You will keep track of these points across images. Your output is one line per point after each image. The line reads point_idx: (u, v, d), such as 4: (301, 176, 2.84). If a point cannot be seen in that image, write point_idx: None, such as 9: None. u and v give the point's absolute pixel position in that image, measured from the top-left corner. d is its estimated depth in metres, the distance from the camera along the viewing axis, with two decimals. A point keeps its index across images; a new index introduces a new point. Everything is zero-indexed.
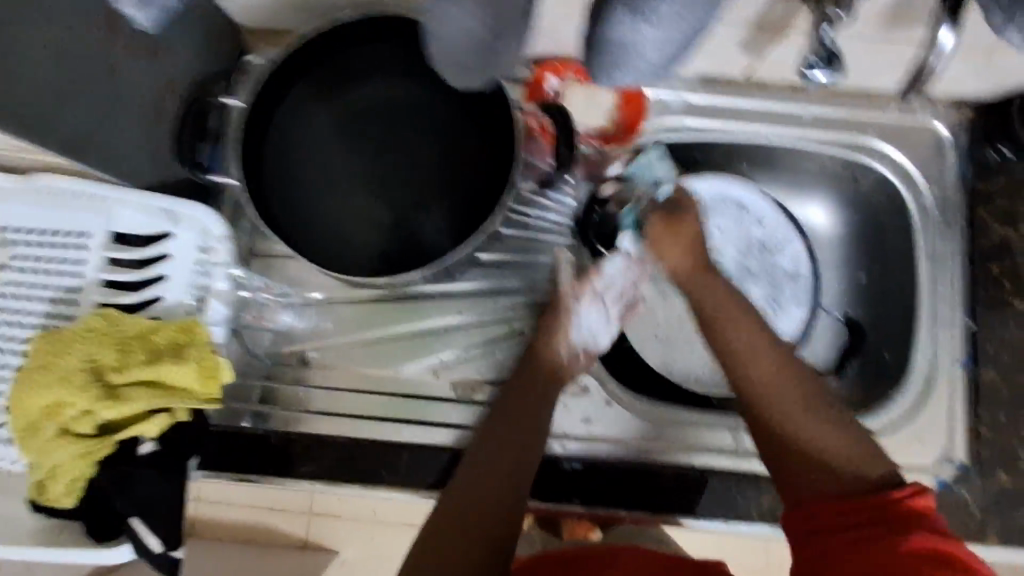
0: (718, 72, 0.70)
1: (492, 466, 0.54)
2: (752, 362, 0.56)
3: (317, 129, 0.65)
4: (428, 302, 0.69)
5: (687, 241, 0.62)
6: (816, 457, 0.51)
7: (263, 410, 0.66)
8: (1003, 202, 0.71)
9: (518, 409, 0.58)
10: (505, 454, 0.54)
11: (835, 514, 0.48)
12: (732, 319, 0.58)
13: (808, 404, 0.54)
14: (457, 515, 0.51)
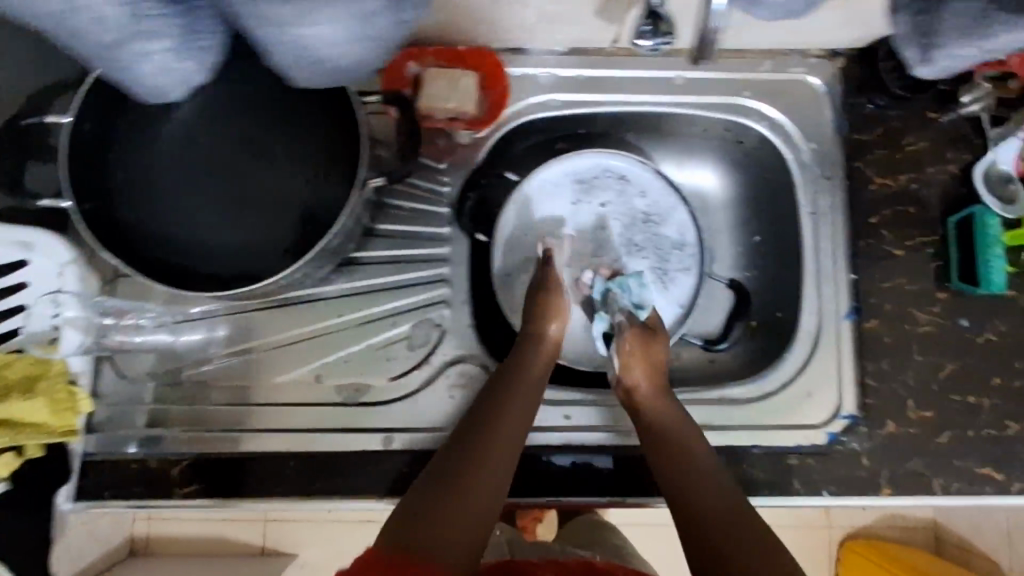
0: (584, 42, 0.68)
1: (487, 450, 0.55)
2: (690, 471, 0.57)
3: (163, 139, 0.61)
4: (306, 307, 0.68)
5: (658, 346, 0.67)
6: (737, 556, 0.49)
7: (148, 435, 0.64)
8: (880, 151, 0.70)
9: (515, 397, 0.60)
10: (503, 440, 0.56)
11: None
12: (683, 441, 0.59)
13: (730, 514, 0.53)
14: (455, 483, 0.51)
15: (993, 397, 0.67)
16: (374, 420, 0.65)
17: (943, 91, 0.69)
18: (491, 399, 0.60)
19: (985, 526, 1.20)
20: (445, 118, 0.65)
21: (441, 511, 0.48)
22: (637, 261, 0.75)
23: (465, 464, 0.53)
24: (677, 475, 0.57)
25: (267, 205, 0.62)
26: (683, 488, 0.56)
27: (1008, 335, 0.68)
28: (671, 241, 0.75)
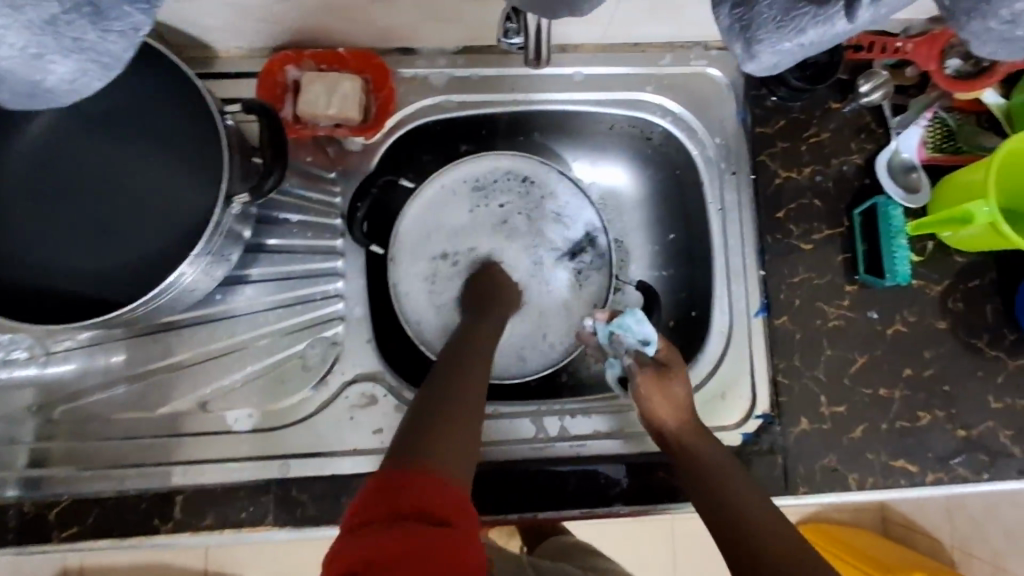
0: (475, 41, 0.65)
1: (463, 392, 0.51)
2: (710, 464, 0.56)
3: (13, 157, 0.56)
4: (194, 329, 0.65)
5: (680, 378, 0.62)
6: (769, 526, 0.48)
7: (26, 475, 0.60)
8: (784, 144, 0.68)
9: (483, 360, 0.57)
10: (469, 388, 0.52)
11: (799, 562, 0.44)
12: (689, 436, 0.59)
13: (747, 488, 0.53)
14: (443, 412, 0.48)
15: (904, 387, 0.66)
16: (269, 445, 0.62)
17: (844, 81, 0.69)
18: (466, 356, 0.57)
19: (927, 504, 1.22)
20: (330, 125, 0.62)
21: (441, 440, 0.44)
22: (550, 262, 0.74)
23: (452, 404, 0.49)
24: (697, 471, 0.56)
25: (132, 228, 0.58)
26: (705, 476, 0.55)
27: (916, 324, 0.67)
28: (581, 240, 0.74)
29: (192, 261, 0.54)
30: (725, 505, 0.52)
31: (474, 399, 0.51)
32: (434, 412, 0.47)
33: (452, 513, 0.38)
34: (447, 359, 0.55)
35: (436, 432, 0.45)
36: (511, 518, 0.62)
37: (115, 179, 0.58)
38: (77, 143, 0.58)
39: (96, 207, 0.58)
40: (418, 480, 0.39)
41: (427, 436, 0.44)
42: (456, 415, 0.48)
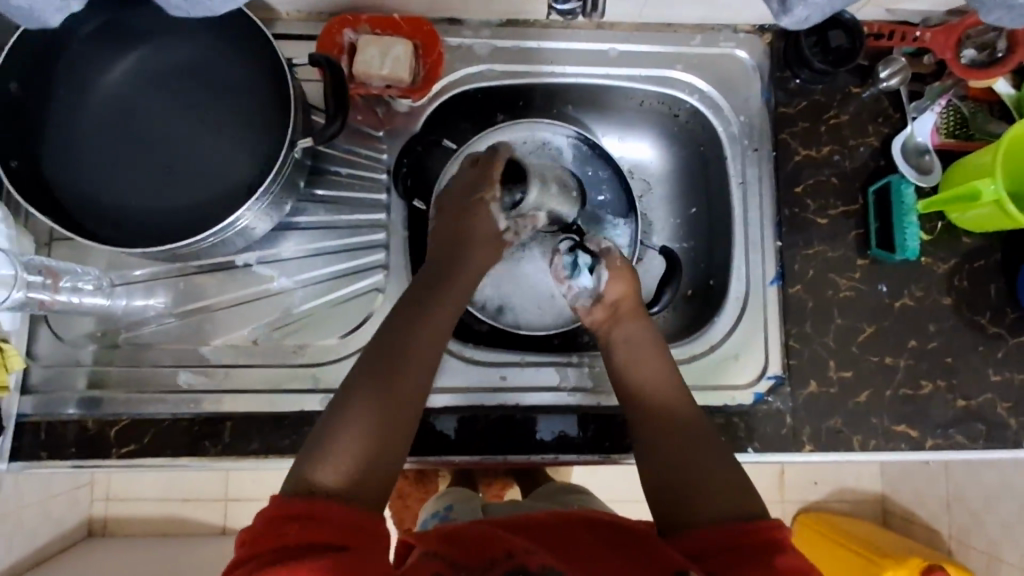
0: (519, 14, 0.70)
1: (407, 372, 0.55)
2: (658, 391, 0.62)
3: (100, 99, 0.62)
4: (247, 271, 0.70)
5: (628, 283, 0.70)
6: (708, 496, 0.53)
7: (88, 395, 0.65)
8: (804, 123, 0.73)
9: (431, 316, 0.60)
10: (415, 369, 0.56)
11: (733, 532, 0.50)
12: (654, 360, 0.64)
13: (699, 435, 0.58)
14: (382, 400, 0.53)
15: (908, 357, 0.70)
16: (314, 380, 0.67)
17: (864, 67, 0.73)
18: (419, 312, 0.60)
19: (926, 495, 1.25)
20: (382, 87, 0.66)
21: (367, 448, 0.50)
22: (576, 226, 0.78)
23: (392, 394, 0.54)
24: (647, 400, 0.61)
25: (199, 170, 0.63)
26: (653, 410, 0.61)
27: (923, 299, 0.71)
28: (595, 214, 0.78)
29: (252, 204, 0.58)
30: (670, 437, 0.58)
31: (415, 392, 0.55)
32: (359, 405, 0.52)
33: (351, 537, 0.44)
34: (401, 322, 0.58)
35: (362, 439, 0.50)
36: (535, 460, 0.68)
37: (186, 123, 0.63)
38: (156, 90, 0.63)
39: (166, 148, 0.63)
40: (316, 511, 0.45)
41: (335, 453, 0.49)
42: (385, 410, 0.52)
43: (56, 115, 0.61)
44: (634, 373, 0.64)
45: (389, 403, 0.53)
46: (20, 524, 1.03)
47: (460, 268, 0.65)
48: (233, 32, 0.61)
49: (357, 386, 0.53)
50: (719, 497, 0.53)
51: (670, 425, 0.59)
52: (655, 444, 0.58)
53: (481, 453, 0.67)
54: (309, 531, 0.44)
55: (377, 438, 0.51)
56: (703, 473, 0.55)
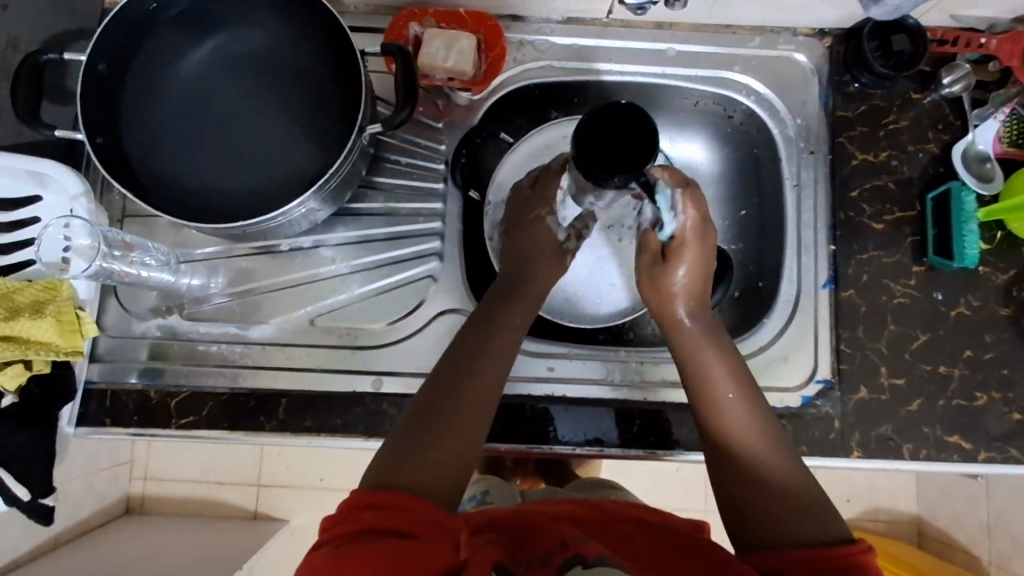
0: (581, 12, 0.71)
1: (478, 377, 0.56)
2: (720, 395, 0.58)
3: (174, 84, 0.65)
4: (306, 254, 0.72)
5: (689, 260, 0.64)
6: (781, 519, 0.51)
7: (149, 366, 0.67)
8: (862, 128, 0.72)
9: (500, 326, 0.60)
10: (486, 377, 0.56)
11: (804, 556, 0.48)
12: (725, 366, 0.60)
13: (772, 457, 0.55)
14: (446, 412, 0.53)
15: (963, 367, 0.69)
16: (368, 361, 0.68)
17: (925, 73, 0.72)
18: (486, 321, 0.60)
19: (968, 520, 1.22)
20: (444, 78, 0.68)
21: (433, 451, 0.51)
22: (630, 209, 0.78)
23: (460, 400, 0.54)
24: (708, 405, 0.59)
25: (267, 154, 0.65)
26: (723, 426, 0.57)
27: (979, 309, 0.70)
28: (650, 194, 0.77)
29: (317, 190, 0.60)
30: (729, 444, 0.56)
31: (483, 399, 0.55)
32: (428, 410, 0.53)
33: (420, 529, 0.44)
34: (471, 334, 0.59)
35: (429, 444, 0.51)
36: (577, 453, 0.68)
37: (257, 108, 0.66)
38: (229, 76, 0.66)
39: (238, 132, 0.65)
40: (391, 502, 0.46)
41: (408, 455, 0.50)
42: (451, 412, 0.53)
43: (136, 94, 0.64)
44: (697, 381, 0.60)
45: (457, 408, 0.54)
46: (67, 495, 1.06)
47: (528, 285, 0.64)
48: (309, 22, 0.64)
49: (426, 394, 0.55)
50: (787, 510, 0.52)
51: (731, 433, 0.57)
52: (717, 454, 0.57)
53: (527, 442, 0.68)
54: (384, 518, 0.45)
55: (450, 441, 0.52)
56: (775, 493, 0.53)
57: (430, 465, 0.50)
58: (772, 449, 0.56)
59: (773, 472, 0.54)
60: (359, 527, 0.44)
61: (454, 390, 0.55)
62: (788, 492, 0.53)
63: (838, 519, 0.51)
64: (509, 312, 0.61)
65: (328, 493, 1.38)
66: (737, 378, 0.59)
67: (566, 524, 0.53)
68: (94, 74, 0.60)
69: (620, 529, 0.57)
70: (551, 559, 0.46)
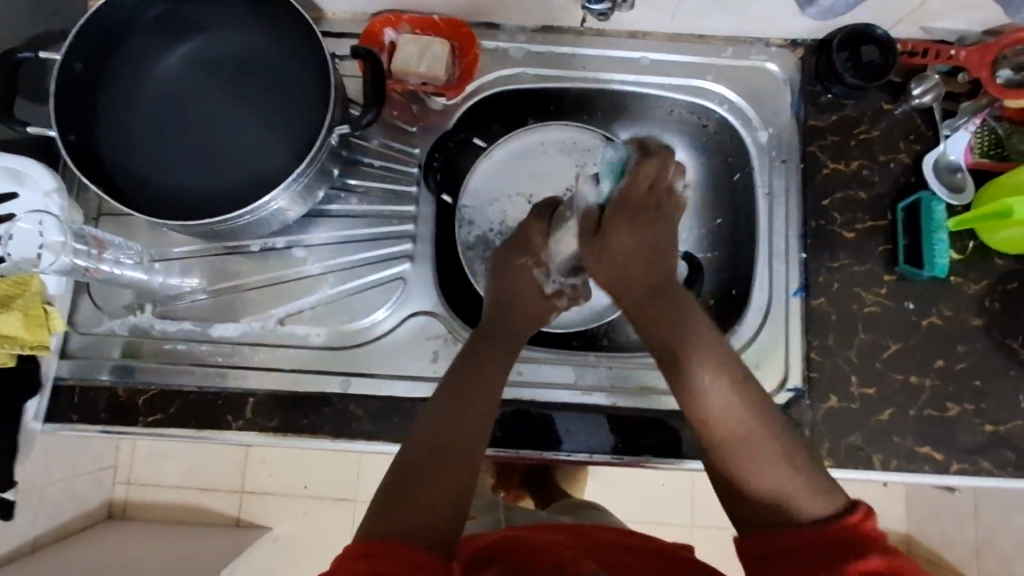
0: (555, 21, 0.73)
1: (475, 392, 0.57)
2: (696, 376, 0.53)
3: (154, 89, 0.67)
4: (277, 255, 0.72)
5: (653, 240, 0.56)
6: (785, 502, 0.48)
7: (119, 363, 0.67)
8: (833, 137, 0.73)
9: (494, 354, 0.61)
10: (480, 391, 0.57)
11: (802, 535, 0.46)
12: (692, 331, 0.55)
13: (750, 434, 0.51)
14: (440, 439, 0.52)
15: (934, 376, 0.69)
16: (336, 362, 0.69)
17: (896, 83, 0.73)
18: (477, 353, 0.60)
19: (957, 539, 1.20)
20: (418, 83, 0.69)
21: (425, 487, 0.49)
22: None
23: (457, 428, 0.54)
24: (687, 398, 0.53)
25: (240, 154, 0.66)
26: (700, 412, 0.53)
27: (952, 318, 0.70)
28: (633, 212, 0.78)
29: (288, 185, 0.60)
30: (719, 432, 0.51)
31: (479, 425, 0.55)
32: (433, 429, 0.53)
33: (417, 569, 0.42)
34: (461, 366, 0.60)
35: (425, 478, 0.50)
36: (546, 458, 0.68)
37: (232, 110, 0.67)
38: (205, 79, 0.67)
39: (212, 135, 0.66)
40: (381, 549, 0.43)
41: (413, 482, 0.49)
42: (454, 428, 0.53)
43: (115, 94, 0.65)
44: (671, 358, 0.55)
45: (460, 424, 0.54)
46: (48, 499, 1.06)
47: (512, 318, 0.65)
48: (281, 24, 0.64)
49: (429, 415, 0.55)
50: (787, 482, 0.48)
51: (712, 420, 0.52)
52: (710, 451, 0.52)
53: (495, 446, 0.67)
54: (378, 564, 0.42)
55: (449, 472, 0.51)
56: (764, 476, 0.49)
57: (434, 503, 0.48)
58: (757, 421, 0.51)
59: (765, 444, 0.50)
60: (363, 570, 0.41)
61: (450, 419, 0.54)
62: (787, 469, 0.49)
63: (835, 490, 0.48)
64: (493, 347, 0.62)
65: (312, 502, 1.37)
66: (705, 348, 0.54)
67: (569, 552, 0.54)
68: (61, 77, 0.60)
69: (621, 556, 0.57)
70: None
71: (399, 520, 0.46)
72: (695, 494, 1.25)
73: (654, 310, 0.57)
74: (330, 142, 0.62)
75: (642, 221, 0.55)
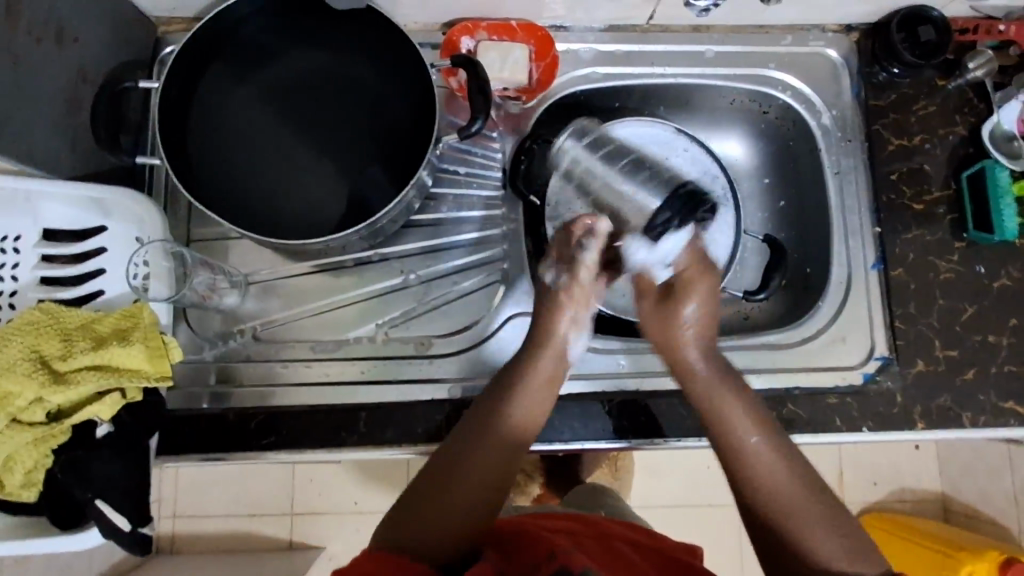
0: (624, 20, 0.74)
1: (475, 435, 0.58)
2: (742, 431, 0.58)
3: (240, 108, 0.66)
4: (370, 268, 0.72)
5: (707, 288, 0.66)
6: (813, 540, 0.52)
7: (222, 389, 0.67)
8: (895, 115, 0.76)
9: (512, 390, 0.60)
10: (499, 434, 0.58)
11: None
12: (732, 387, 0.61)
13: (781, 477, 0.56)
14: (443, 472, 0.56)
15: (1010, 335, 0.73)
16: (438, 370, 0.69)
17: (948, 60, 0.76)
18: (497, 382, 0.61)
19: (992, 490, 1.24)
20: (500, 88, 0.71)
21: (424, 516, 0.54)
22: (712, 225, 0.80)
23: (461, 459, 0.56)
24: (730, 449, 0.58)
25: (333, 169, 0.65)
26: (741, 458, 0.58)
27: (1020, 279, 0.74)
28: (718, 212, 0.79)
29: (402, 195, 0.61)
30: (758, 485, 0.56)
31: (488, 458, 0.57)
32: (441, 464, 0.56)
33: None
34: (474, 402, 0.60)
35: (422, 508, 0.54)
36: (655, 445, 0.69)
37: (322, 125, 0.66)
38: (290, 95, 0.66)
39: (303, 152, 0.66)
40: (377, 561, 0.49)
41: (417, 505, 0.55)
42: (461, 461, 0.56)
43: (198, 123, 0.65)
44: (717, 409, 0.60)
45: (462, 455, 0.57)
46: None
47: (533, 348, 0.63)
48: (371, 38, 0.66)
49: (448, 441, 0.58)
50: (820, 532, 0.52)
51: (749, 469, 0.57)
52: (745, 486, 0.57)
53: (606, 438, 0.69)
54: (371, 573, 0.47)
55: (452, 506, 0.54)
56: (793, 514, 0.54)
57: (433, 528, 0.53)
58: (800, 480, 0.55)
59: (791, 481, 0.55)
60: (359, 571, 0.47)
61: (450, 453, 0.57)
62: (808, 504, 0.54)
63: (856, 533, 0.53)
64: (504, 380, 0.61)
65: (362, 518, 1.36)
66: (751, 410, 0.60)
67: (559, 536, 0.58)
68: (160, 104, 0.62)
69: (621, 547, 0.61)
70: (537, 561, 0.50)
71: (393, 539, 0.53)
72: None
73: (697, 370, 0.63)
74: (423, 170, 0.63)
75: (709, 293, 0.65)
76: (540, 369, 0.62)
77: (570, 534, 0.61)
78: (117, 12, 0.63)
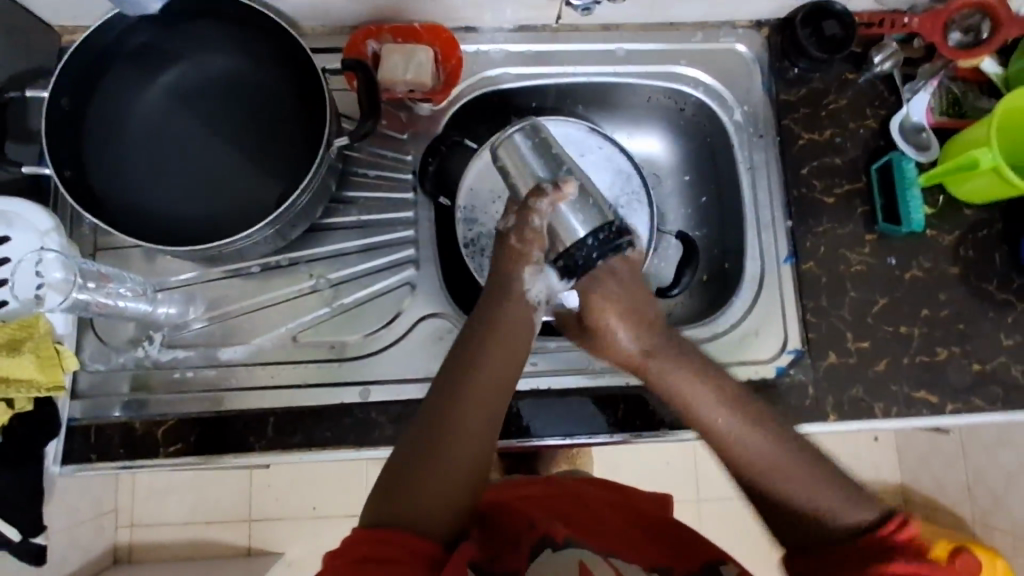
0: (534, 20, 0.75)
1: (462, 408, 0.52)
2: (710, 417, 0.57)
3: (143, 118, 0.66)
4: (283, 273, 0.72)
5: (625, 315, 0.59)
6: (827, 515, 0.54)
7: (132, 398, 0.66)
8: (805, 109, 0.76)
9: (489, 346, 0.55)
10: (483, 399, 0.53)
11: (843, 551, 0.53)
12: (677, 360, 0.59)
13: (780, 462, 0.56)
14: (432, 449, 0.51)
15: (922, 325, 0.73)
16: (347, 372, 0.69)
17: (857, 54, 0.77)
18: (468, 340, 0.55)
19: (947, 480, 1.22)
20: (406, 91, 0.71)
21: (418, 494, 0.49)
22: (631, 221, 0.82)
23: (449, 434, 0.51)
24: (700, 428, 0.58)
25: (242, 173, 0.67)
26: (720, 447, 0.58)
27: (931, 269, 0.74)
28: (635, 208, 0.82)
29: (307, 186, 0.61)
30: (745, 468, 0.57)
31: (475, 430, 0.52)
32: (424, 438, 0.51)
33: (403, 554, 0.46)
34: (449, 369, 0.54)
35: (414, 485, 0.49)
36: (568, 443, 0.69)
37: (228, 132, 0.67)
38: (194, 104, 0.67)
39: (211, 161, 0.67)
40: (387, 544, 0.46)
41: (403, 479, 0.50)
42: (448, 434, 0.51)
43: (96, 131, 0.65)
44: (671, 392, 0.59)
45: (451, 428, 0.51)
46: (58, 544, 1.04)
47: (512, 314, 0.56)
48: (267, 43, 0.66)
49: (432, 402, 0.53)
50: (829, 506, 0.54)
51: (747, 464, 0.56)
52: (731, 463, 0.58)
53: (517, 437, 0.69)
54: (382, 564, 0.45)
55: (443, 485, 0.50)
56: (792, 495, 0.55)
57: (430, 507, 0.49)
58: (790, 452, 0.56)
59: (782, 456, 0.56)
60: (364, 554, 0.45)
61: (436, 429, 0.52)
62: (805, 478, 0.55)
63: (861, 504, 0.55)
64: (483, 347, 0.54)
65: (320, 522, 1.35)
66: (712, 389, 0.58)
67: (531, 505, 0.60)
68: (45, 115, 0.60)
69: (593, 500, 0.64)
70: (522, 543, 0.54)
71: (389, 513, 0.48)
72: (702, 468, 1.28)
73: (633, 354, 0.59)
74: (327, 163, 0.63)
75: (619, 299, 0.59)
76: (516, 335, 0.56)
77: (541, 496, 0.62)
78: (11, 22, 0.64)
